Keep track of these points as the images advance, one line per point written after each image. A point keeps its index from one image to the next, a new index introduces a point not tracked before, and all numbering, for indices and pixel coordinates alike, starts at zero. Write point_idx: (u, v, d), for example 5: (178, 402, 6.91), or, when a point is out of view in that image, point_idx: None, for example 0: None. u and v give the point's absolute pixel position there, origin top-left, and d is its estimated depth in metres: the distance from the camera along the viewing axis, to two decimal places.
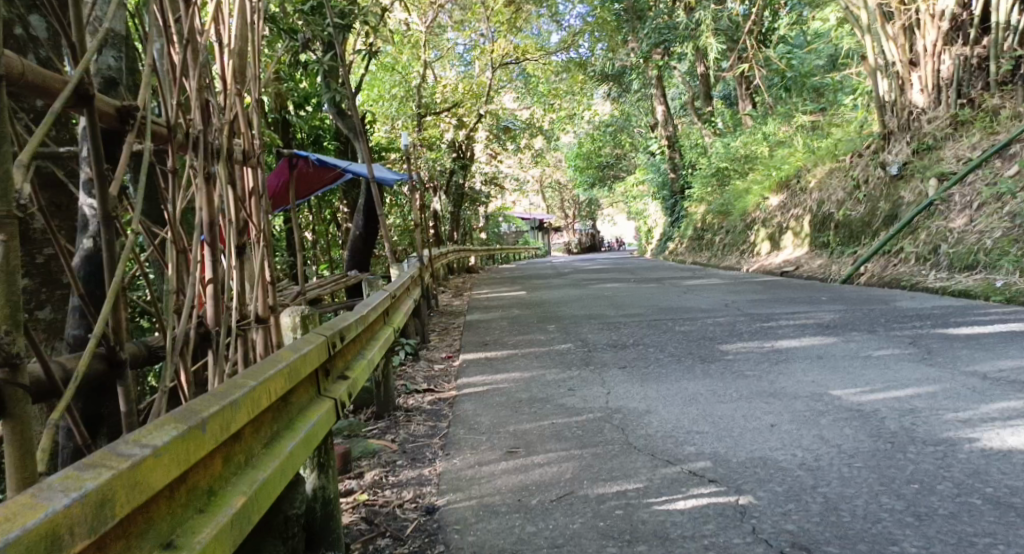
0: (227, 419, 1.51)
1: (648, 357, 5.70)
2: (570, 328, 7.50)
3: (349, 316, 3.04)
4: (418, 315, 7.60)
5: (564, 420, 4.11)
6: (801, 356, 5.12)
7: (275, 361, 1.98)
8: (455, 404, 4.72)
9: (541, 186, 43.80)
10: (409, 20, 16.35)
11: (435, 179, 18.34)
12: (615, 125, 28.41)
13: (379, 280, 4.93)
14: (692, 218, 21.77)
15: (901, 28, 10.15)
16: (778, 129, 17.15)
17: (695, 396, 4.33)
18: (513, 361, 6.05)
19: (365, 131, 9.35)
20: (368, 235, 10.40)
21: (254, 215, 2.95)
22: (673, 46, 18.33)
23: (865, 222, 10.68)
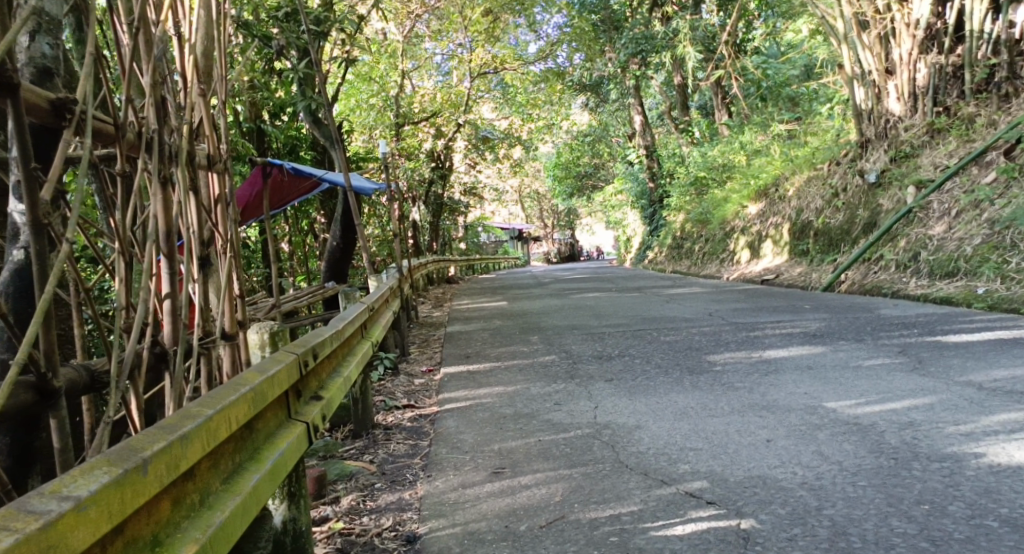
0: (174, 458, 1.31)
1: (633, 368, 5.53)
2: (552, 339, 7.32)
3: (324, 332, 2.86)
4: (397, 327, 7.39)
5: (550, 437, 3.93)
6: (790, 366, 4.98)
7: (241, 384, 1.79)
8: (435, 421, 4.52)
9: (519, 196, 43.69)
10: (386, 29, 16.17)
11: (412, 189, 18.14)
12: (593, 135, 28.36)
13: (356, 292, 4.74)
14: (670, 227, 21.71)
15: (877, 37, 10.11)
16: (754, 138, 17.11)
17: (686, 409, 4.16)
18: (495, 374, 5.86)
19: (340, 139, 9.14)
20: (345, 247, 10.18)
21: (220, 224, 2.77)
22: (649, 57, 18.26)
23: (845, 229, 10.62)
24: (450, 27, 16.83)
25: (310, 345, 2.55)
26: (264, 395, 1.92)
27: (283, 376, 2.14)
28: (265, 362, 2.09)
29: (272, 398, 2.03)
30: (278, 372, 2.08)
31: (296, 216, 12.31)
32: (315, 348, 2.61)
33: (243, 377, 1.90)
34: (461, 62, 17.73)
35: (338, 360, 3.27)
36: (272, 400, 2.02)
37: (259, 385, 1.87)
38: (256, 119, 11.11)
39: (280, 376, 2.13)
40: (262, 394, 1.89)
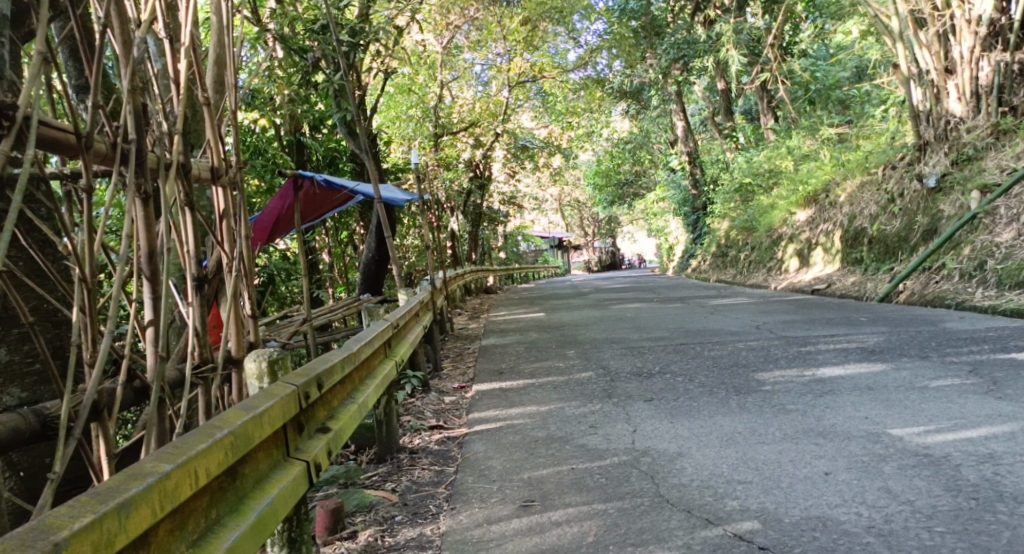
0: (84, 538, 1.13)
1: (675, 387, 5.23)
2: (590, 354, 7.04)
3: (333, 358, 2.67)
4: (430, 341, 7.18)
5: (584, 465, 3.65)
6: (847, 386, 4.64)
7: (219, 427, 1.60)
8: (464, 445, 4.27)
9: (560, 205, 43.46)
10: (426, 40, 16.11)
11: (452, 199, 18.04)
12: (634, 142, 28.01)
13: (379, 309, 4.53)
14: (715, 235, 21.27)
15: (936, 35, 9.68)
16: (802, 143, 16.66)
17: (732, 435, 3.85)
18: (528, 392, 5.60)
19: (372, 149, 8.98)
20: (380, 258, 10.01)
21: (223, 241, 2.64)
22: (692, 62, 17.91)
23: (902, 236, 10.16)
24: (489, 36, 16.70)
25: (315, 374, 2.36)
26: (251, 437, 1.72)
27: (276, 411, 1.94)
28: (257, 398, 1.89)
29: (264, 438, 1.83)
30: (270, 408, 1.88)
31: (334, 228, 12.21)
32: (320, 377, 2.42)
33: (228, 416, 1.70)
34: (500, 71, 17.59)
35: (352, 386, 3.09)
36: (262, 441, 1.82)
37: (243, 427, 1.67)
38: (295, 132, 11.04)
39: (274, 412, 1.93)
40: (247, 437, 1.69)
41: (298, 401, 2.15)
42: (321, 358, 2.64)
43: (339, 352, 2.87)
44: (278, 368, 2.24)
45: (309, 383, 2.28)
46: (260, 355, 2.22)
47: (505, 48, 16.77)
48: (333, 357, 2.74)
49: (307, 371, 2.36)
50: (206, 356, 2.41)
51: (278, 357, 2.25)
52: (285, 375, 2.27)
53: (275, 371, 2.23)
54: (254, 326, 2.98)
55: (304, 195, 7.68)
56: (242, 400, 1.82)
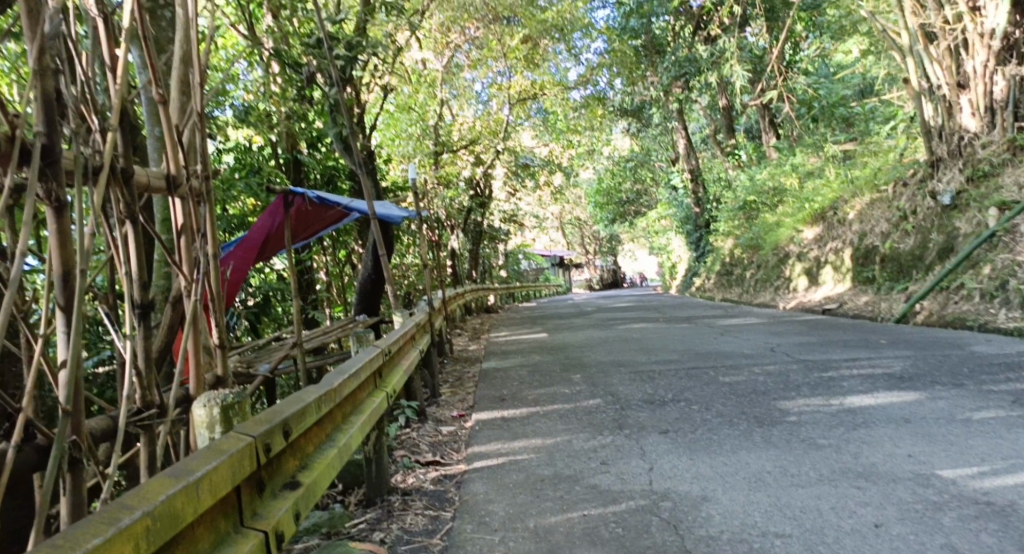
0: None
1: (690, 417, 4.82)
2: (596, 379, 6.64)
3: (305, 398, 2.28)
4: (427, 366, 6.81)
5: (596, 511, 3.25)
6: (881, 417, 4.26)
7: (129, 510, 1.33)
8: (462, 485, 3.88)
9: (561, 223, 43.14)
10: (424, 58, 15.78)
11: (452, 218, 17.69)
12: (636, 160, 27.69)
13: (369, 334, 4.12)
14: (719, 253, 20.93)
15: (947, 49, 9.39)
16: (807, 160, 16.37)
17: (761, 475, 3.45)
18: (532, 422, 5.20)
19: (364, 164, 8.62)
20: (376, 278, 9.62)
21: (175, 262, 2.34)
22: (693, 80, 17.60)
23: (917, 255, 9.79)
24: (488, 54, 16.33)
25: (282, 418, 1.99)
26: (178, 513, 1.45)
27: (223, 473, 1.63)
28: (194, 459, 1.58)
29: (201, 511, 1.54)
30: (210, 471, 1.57)
31: (331, 247, 11.84)
32: (289, 422, 2.05)
33: (147, 489, 1.42)
34: (500, 90, 17.09)
35: (333, 425, 2.71)
36: (199, 513, 1.53)
37: (166, 504, 1.41)
38: (291, 149, 10.69)
39: (217, 476, 1.61)
40: (170, 514, 1.42)
41: (255, 455, 1.80)
42: (293, 396, 2.28)
43: (314, 388, 2.49)
44: (234, 415, 1.86)
45: (272, 431, 1.91)
46: (211, 399, 1.84)
47: (503, 66, 16.43)
48: (308, 394, 2.37)
49: (272, 416, 1.98)
50: (150, 400, 2.12)
51: (233, 400, 1.87)
52: (242, 423, 1.90)
53: (229, 419, 1.86)
54: (223, 356, 2.69)
55: (295, 212, 7.34)
56: (173, 464, 1.53)
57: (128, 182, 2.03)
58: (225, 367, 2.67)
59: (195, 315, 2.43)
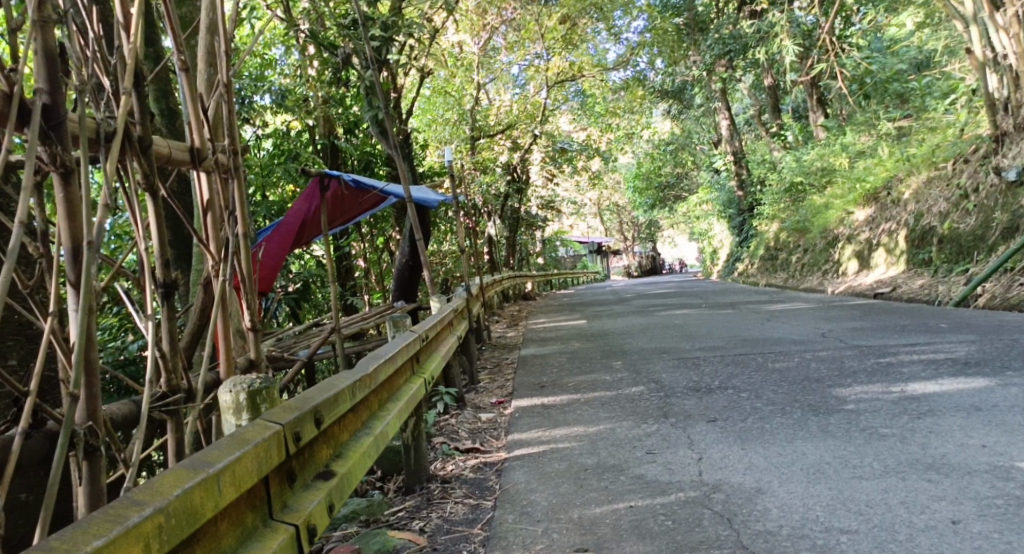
0: None
1: (740, 405, 4.62)
2: (639, 365, 6.45)
3: (338, 384, 2.14)
4: (467, 352, 6.69)
5: (644, 502, 3.08)
6: (949, 407, 4.06)
7: (140, 505, 1.20)
8: (504, 473, 3.73)
9: (598, 209, 42.76)
10: (462, 42, 15.62)
11: (490, 203, 17.55)
12: (676, 144, 27.30)
13: (405, 319, 3.96)
14: (763, 237, 20.54)
15: (1013, 17, 9.00)
16: (857, 139, 15.96)
17: (820, 466, 3.25)
18: (574, 409, 5.04)
19: (402, 146, 8.51)
20: (415, 263, 9.52)
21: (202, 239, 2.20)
22: (737, 59, 17.16)
23: (978, 235, 9.60)
24: (526, 37, 16.14)
25: (314, 404, 1.85)
26: (197, 508, 1.31)
27: (247, 464, 1.48)
28: (216, 449, 1.45)
29: (224, 506, 1.40)
30: (231, 463, 1.43)
31: (370, 234, 11.77)
32: (321, 409, 1.91)
33: (163, 482, 1.29)
34: (538, 72, 16.94)
35: (369, 413, 2.58)
36: (222, 509, 1.39)
37: (183, 499, 1.27)
38: (330, 135, 10.65)
39: (242, 467, 1.47)
40: (188, 511, 1.28)
41: (283, 445, 1.66)
42: (327, 381, 2.15)
43: (349, 374, 2.35)
44: (264, 400, 1.72)
45: (303, 417, 1.78)
46: (238, 384, 1.69)
47: (543, 48, 16.24)
48: (343, 379, 2.23)
49: (302, 402, 1.84)
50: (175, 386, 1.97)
51: (261, 386, 1.72)
52: (271, 410, 1.76)
53: (259, 405, 1.72)
54: (255, 340, 2.55)
55: (331, 196, 7.20)
56: (192, 455, 1.40)
57: (146, 152, 1.88)
58: (257, 351, 2.53)
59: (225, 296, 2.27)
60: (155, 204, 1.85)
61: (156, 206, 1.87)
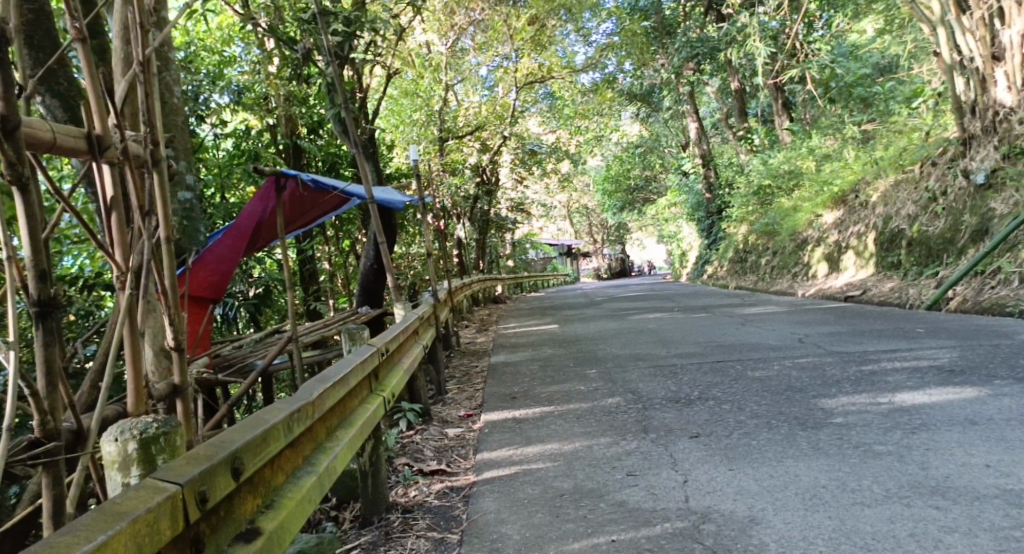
0: None
1: (723, 418, 4.35)
2: (614, 374, 6.17)
3: (269, 419, 1.94)
4: (432, 361, 6.38)
5: (626, 536, 2.79)
6: (943, 419, 3.83)
7: None
8: (471, 500, 3.42)
9: (567, 212, 42.50)
10: (428, 42, 15.25)
11: (458, 206, 17.21)
12: (645, 146, 27.20)
13: (362, 331, 3.63)
14: (732, 239, 20.45)
15: (982, 19, 8.92)
16: (824, 142, 15.95)
17: (817, 491, 2.98)
18: (546, 424, 4.74)
19: (362, 145, 8.17)
20: (378, 267, 9.16)
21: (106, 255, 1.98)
22: (705, 61, 17.04)
23: (948, 238, 9.49)
24: (494, 37, 15.87)
25: (229, 451, 1.69)
26: None
27: (120, 544, 1.32)
28: (80, 529, 1.30)
29: None
30: (97, 548, 1.27)
31: (334, 237, 11.37)
32: (241, 455, 1.74)
33: None
34: (506, 73, 16.67)
35: (316, 444, 2.34)
36: None
37: None
38: (292, 135, 10.28)
39: (116, 547, 1.32)
40: None
41: (180, 510, 1.50)
42: (256, 416, 1.95)
43: (288, 403, 2.13)
44: (159, 450, 1.59)
45: (213, 469, 1.62)
46: (127, 431, 1.57)
47: (510, 49, 16.00)
48: (278, 411, 2.02)
49: (214, 450, 1.67)
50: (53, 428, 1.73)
51: (157, 431, 1.60)
52: (172, 460, 1.63)
53: (152, 456, 1.58)
54: (180, 360, 2.22)
55: (288, 197, 6.83)
56: (45, 542, 1.25)
57: (11, 133, 1.60)
58: (184, 374, 2.20)
59: (132, 308, 2.04)
60: (24, 200, 1.60)
61: (26, 201, 1.62)
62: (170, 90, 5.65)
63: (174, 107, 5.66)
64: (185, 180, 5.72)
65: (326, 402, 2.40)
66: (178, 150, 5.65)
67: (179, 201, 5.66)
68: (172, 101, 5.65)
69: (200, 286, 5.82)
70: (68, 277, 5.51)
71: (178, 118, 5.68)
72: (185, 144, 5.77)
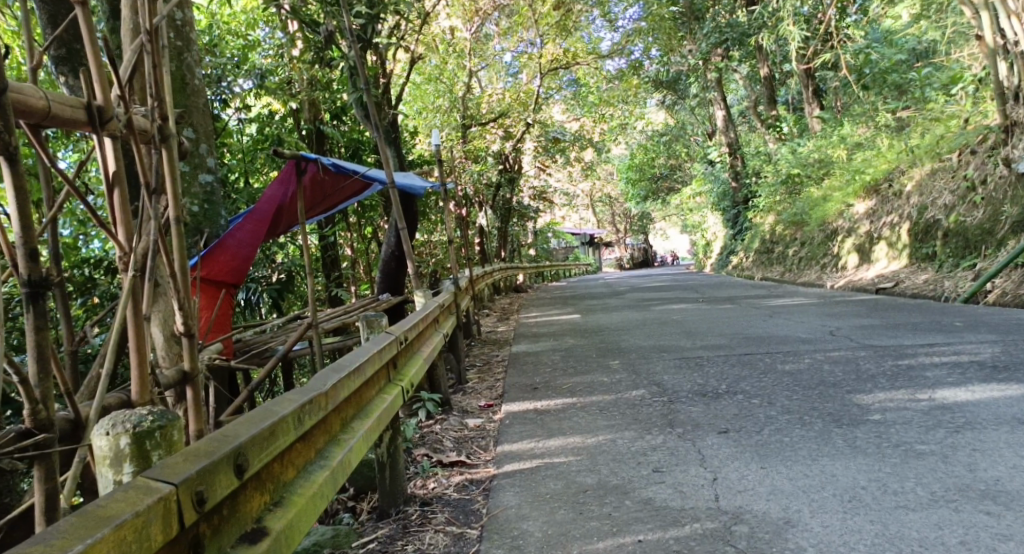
0: None
1: (753, 413, 4.20)
2: (638, 366, 6.02)
3: (278, 411, 1.85)
4: (453, 349, 6.27)
5: (655, 536, 2.65)
6: (989, 418, 3.66)
7: None
8: (492, 495, 3.30)
9: (591, 201, 42.22)
10: (454, 27, 15.09)
11: (481, 193, 17.07)
12: (670, 134, 26.92)
13: (381, 318, 3.51)
14: (758, 230, 20.19)
15: None
16: (855, 131, 15.67)
17: (856, 492, 2.82)
18: (569, 416, 4.61)
19: (385, 128, 8.06)
20: (400, 253, 9.05)
21: (109, 236, 1.89)
22: (735, 47, 16.73)
23: (986, 229, 9.23)
24: (519, 23, 15.69)
25: (232, 446, 1.60)
26: None
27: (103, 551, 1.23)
28: (60, 535, 1.21)
29: None
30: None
31: (357, 223, 11.29)
32: (245, 452, 1.66)
33: None
34: (532, 59, 16.48)
35: (329, 438, 2.23)
36: None
37: None
38: (315, 120, 10.18)
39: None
40: None
41: (176, 510, 1.41)
42: (264, 408, 1.85)
43: (299, 394, 2.03)
44: (154, 446, 1.57)
45: (213, 466, 1.53)
46: (119, 425, 1.56)
47: (537, 34, 15.81)
48: (288, 403, 1.92)
49: (213, 446, 1.59)
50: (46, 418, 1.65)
51: (149, 426, 1.58)
52: (167, 456, 1.61)
53: (147, 451, 1.57)
54: (190, 345, 2.12)
55: (310, 181, 6.72)
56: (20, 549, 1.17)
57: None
58: (194, 358, 2.10)
59: (136, 289, 1.93)
60: (12, 171, 1.51)
61: (13, 171, 1.51)
62: (189, 71, 5.52)
63: (194, 87, 5.55)
64: (206, 161, 5.64)
65: (341, 392, 2.28)
66: (198, 131, 5.55)
67: (200, 183, 5.59)
68: (192, 81, 5.53)
69: (217, 271, 5.53)
70: (92, 260, 5.44)
71: (198, 98, 5.58)
72: (206, 125, 5.67)
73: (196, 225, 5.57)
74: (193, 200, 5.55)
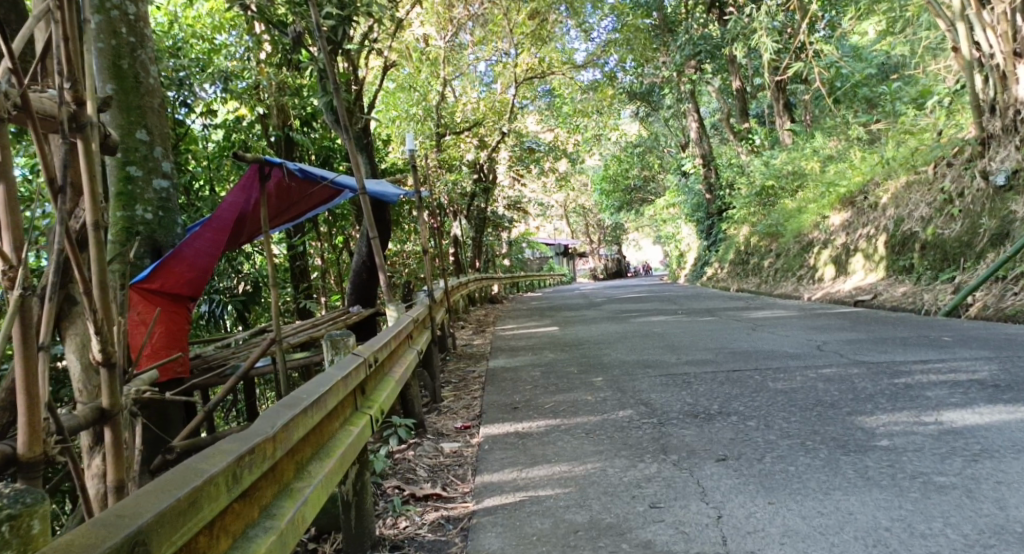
0: None
1: (750, 438, 3.91)
2: (623, 383, 5.70)
3: (205, 472, 1.56)
4: (427, 366, 5.92)
5: None
6: (1004, 445, 3.40)
7: None
8: (471, 535, 2.97)
9: (564, 211, 42.02)
10: (426, 35, 14.77)
11: (454, 204, 16.77)
12: (643, 146, 26.85)
13: (347, 338, 3.17)
14: (733, 241, 20.07)
15: (1005, 13, 8.49)
16: (828, 143, 15.61)
17: (878, 536, 2.54)
18: (553, 440, 4.28)
19: (351, 127, 7.61)
20: (372, 264, 8.68)
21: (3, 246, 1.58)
22: (709, 59, 16.58)
23: (965, 241, 9.09)
24: (493, 32, 15.42)
25: (127, 532, 1.32)
26: None
27: None
28: None
29: None
30: None
31: (327, 233, 10.90)
32: (149, 536, 1.37)
33: None
34: (506, 69, 16.21)
35: (279, 488, 1.93)
36: None
37: None
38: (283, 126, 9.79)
39: None
40: None
41: None
42: (186, 467, 1.58)
43: (237, 442, 1.74)
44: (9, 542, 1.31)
45: None
46: None
47: (510, 44, 15.54)
48: (219, 457, 1.64)
49: (97, 532, 1.30)
50: None
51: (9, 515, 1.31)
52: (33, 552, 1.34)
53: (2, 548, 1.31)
54: (110, 378, 1.82)
55: (275, 187, 6.35)
56: None
57: None
58: (114, 395, 1.81)
59: (27, 311, 1.59)
60: None
61: None
62: (143, 69, 5.15)
63: (148, 86, 5.17)
64: (161, 165, 5.21)
65: (294, 433, 1.98)
66: (152, 132, 5.13)
67: (154, 189, 5.16)
68: (146, 80, 5.16)
69: (171, 283, 5.01)
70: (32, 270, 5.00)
71: (152, 98, 5.20)
72: (162, 128, 5.26)
73: (148, 233, 5.09)
74: (146, 207, 5.10)
